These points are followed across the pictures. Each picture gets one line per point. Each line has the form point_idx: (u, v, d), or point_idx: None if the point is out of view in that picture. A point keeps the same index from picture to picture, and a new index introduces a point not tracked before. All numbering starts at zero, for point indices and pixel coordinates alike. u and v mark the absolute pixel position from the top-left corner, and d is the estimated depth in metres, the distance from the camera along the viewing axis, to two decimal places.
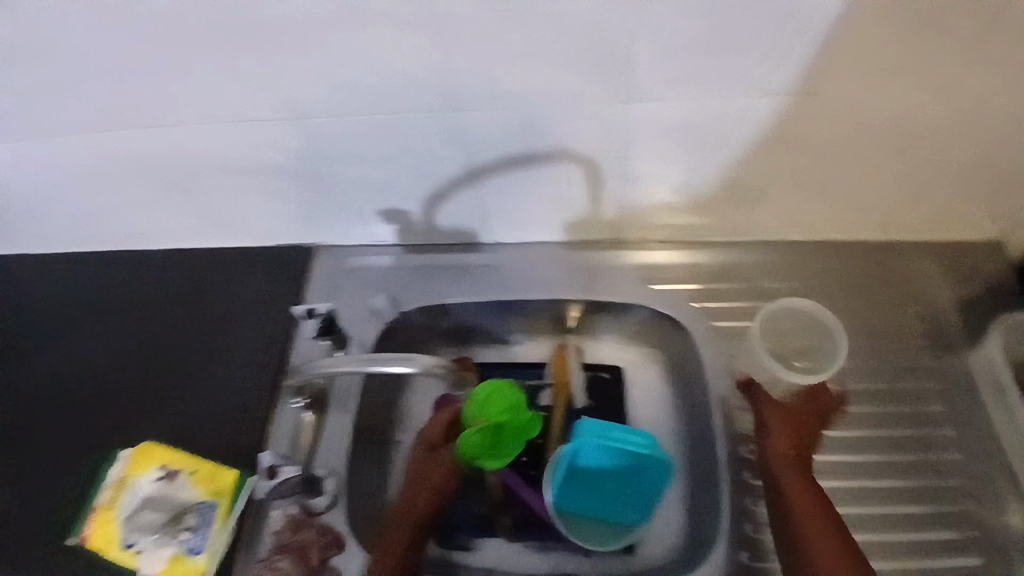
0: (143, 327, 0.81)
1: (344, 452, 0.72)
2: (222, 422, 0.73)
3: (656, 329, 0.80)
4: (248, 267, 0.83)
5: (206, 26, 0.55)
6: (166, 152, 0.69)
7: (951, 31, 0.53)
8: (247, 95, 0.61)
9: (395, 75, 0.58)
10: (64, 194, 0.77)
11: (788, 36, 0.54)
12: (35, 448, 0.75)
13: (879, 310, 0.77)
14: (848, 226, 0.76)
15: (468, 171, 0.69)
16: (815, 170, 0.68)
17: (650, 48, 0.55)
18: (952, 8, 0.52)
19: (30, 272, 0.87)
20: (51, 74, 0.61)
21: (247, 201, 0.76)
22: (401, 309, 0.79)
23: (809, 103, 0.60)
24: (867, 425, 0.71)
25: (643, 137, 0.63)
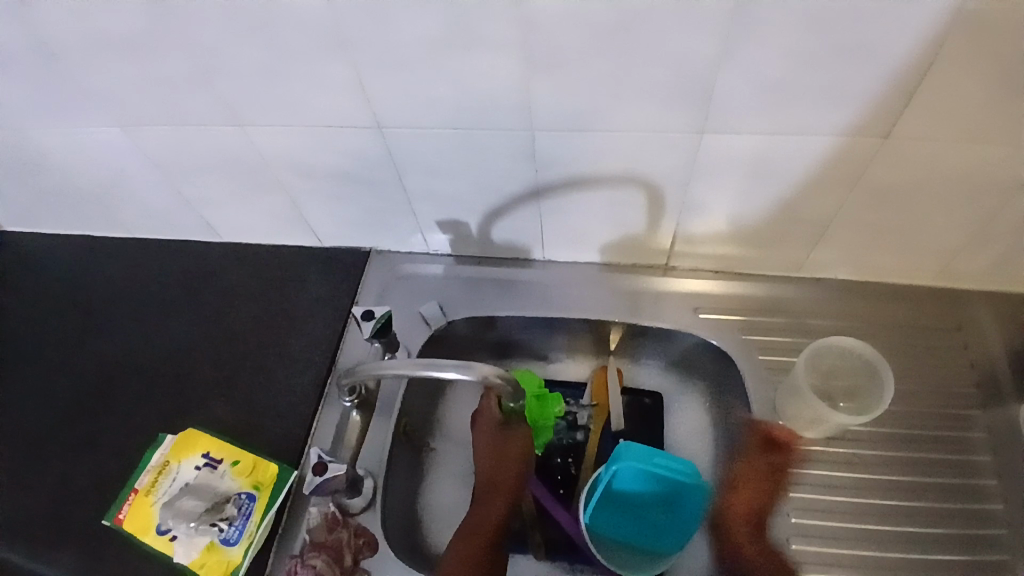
0: (205, 315, 0.85)
1: (384, 454, 0.72)
2: (268, 415, 0.75)
3: (700, 357, 0.81)
4: (306, 267, 0.87)
5: (297, 35, 0.58)
6: (249, 151, 0.73)
7: None
8: (328, 101, 0.64)
9: (473, 93, 0.61)
10: (146, 183, 0.82)
11: (865, 81, 0.54)
12: (96, 422, 0.79)
13: (929, 356, 0.76)
14: (903, 269, 0.76)
15: (532, 187, 0.72)
16: (877, 213, 0.68)
17: (728, 81, 0.56)
18: None
19: (114, 253, 0.94)
20: (150, 73, 0.65)
21: (317, 203, 0.80)
22: (449, 318, 0.81)
23: (879, 146, 0.60)
24: (914, 471, 0.70)
25: (709, 167, 0.64)
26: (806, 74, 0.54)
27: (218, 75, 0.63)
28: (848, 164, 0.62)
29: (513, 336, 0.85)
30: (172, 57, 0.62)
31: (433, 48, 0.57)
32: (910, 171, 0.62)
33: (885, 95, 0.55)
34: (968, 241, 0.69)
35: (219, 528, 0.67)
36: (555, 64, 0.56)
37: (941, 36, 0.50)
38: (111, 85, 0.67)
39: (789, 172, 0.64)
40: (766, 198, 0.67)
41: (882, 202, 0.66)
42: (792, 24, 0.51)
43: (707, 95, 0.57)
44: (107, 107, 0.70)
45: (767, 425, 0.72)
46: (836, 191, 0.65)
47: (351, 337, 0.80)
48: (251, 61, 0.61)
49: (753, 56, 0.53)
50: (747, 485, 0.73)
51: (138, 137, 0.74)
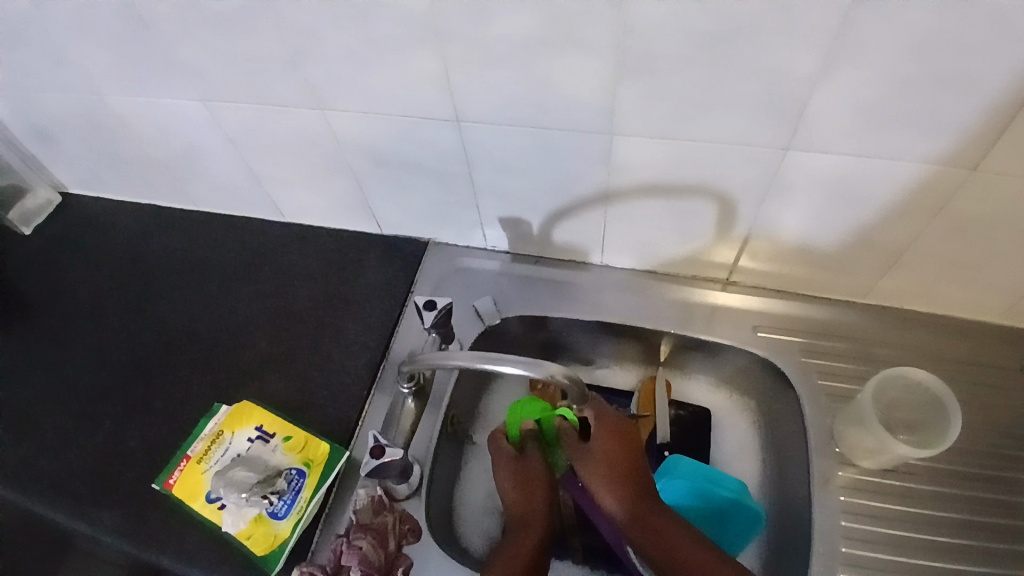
0: (263, 292, 0.87)
1: (432, 443, 0.73)
2: (322, 395, 0.76)
3: (754, 375, 0.80)
4: (365, 253, 0.89)
5: (392, 27, 0.59)
6: (325, 136, 0.75)
7: None
8: (412, 93, 0.65)
9: (558, 92, 0.61)
10: (219, 157, 0.84)
11: (964, 111, 0.53)
12: (153, 387, 0.82)
13: (994, 395, 0.74)
14: (973, 304, 0.74)
15: (601, 192, 0.72)
16: (953, 245, 0.66)
17: (825, 98, 0.55)
18: None
19: (179, 225, 0.97)
20: (243, 54, 0.67)
21: (384, 191, 0.81)
22: (503, 314, 0.82)
23: (968, 177, 0.58)
24: (973, 511, 0.68)
25: (786, 184, 0.64)
26: (904, 99, 0.53)
27: (308, 58, 0.65)
28: (933, 192, 0.61)
29: (564, 338, 0.85)
30: (266, 36, 0.64)
31: (525, 46, 0.57)
32: (1000, 203, 0.60)
33: (982, 126, 0.54)
34: None
35: (268, 501, 0.68)
36: (647, 69, 0.56)
37: None
38: (201, 60, 0.69)
39: (871, 196, 0.63)
40: (842, 219, 0.66)
41: (962, 234, 0.64)
42: (895, 47, 0.50)
43: (797, 110, 0.56)
44: (196, 83, 0.73)
45: (822, 451, 0.71)
46: (917, 218, 0.64)
47: (407, 325, 0.81)
48: (343, 46, 0.62)
49: (852, 73, 0.52)
50: (797, 510, 0.71)
51: (219, 113, 0.76)
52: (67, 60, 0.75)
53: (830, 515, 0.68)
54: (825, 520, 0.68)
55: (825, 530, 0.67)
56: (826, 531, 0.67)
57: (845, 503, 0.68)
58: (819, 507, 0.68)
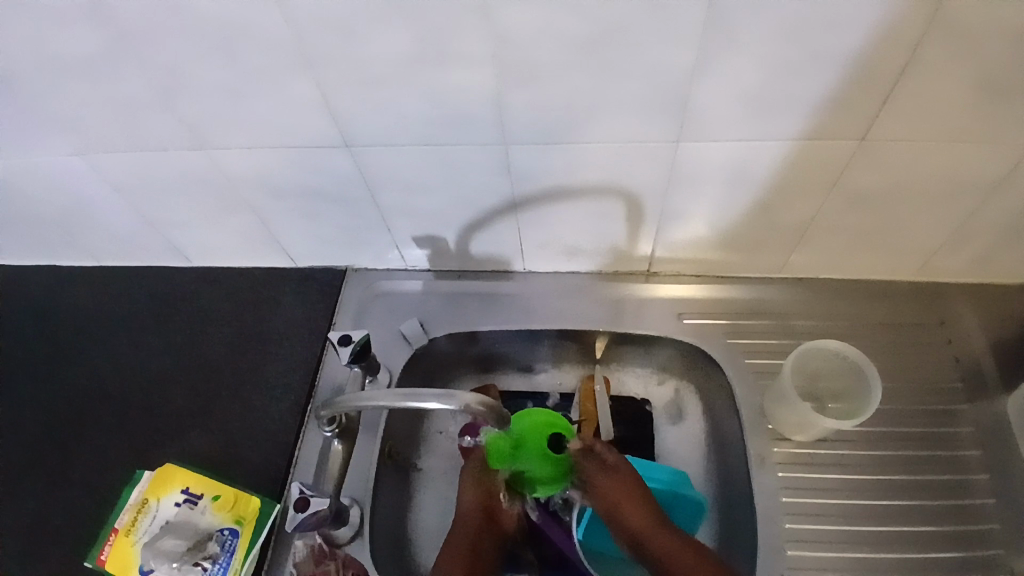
0: (178, 343, 0.83)
1: (370, 480, 0.71)
2: (249, 445, 0.73)
3: (686, 362, 0.80)
4: (282, 288, 0.85)
5: (262, 55, 0.56)
6: (215, 173, 0.71)
7: (1010, 88, 0.52)
8: (299, 123, 0.62)
9: (447, 107, 0.59)
10: (110, 208, 0.79)
11: (843, 86, 0.54)
12: (66, 460, 0.76)
13: (913, 353, 0.76)
14: (884, 267, 0.76)
15: (509, 201, 0.70)
16: (856, 214, 0.67)
17: (709, 88, 0.54)
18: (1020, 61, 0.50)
19: (80, 282, 0.91)
20: (110, 100, 0.62)
21: (290, 224, 0.78)
22: (430, 335, 0.80)
23: (858, 149, 0.59)
24: (905, 469, 0.70)
25: (688, 175, 0.63)
26: (784, 81, 0.53)
27: (183, 99, 0.61)
28: (828, 168, 0.62)
29: (496, 349, 0.83)
30: (132, 80, 0.60)
31: (407, 67, 0.55)
32: (894, 172, 0.61)
33: (863, 99, 0.54)
34: (950, 237, 0.69)
35: (202, 567, 0.65)
36: (530, 76, 0.55)
37: (925, 34, 0.49)
38: (68, 110, 0.64)
39: (770, 176, 0.63)
40: (747, 201, 0.66)
41: (863, 203, 0.65)
42: (770, 33, 0.50)
43: (685, 103, 0.56)
44: (67, 136, 0.68)
45: (756, 430, 0.72)
46: (816, 193, 0.65)
47: (331, 360, 0.78)
48: (216, 84, 0.59)
49: (734, 62, 0.52)
50: (739, 491, 0.72)
51: (100, 164, 0.71)
52: None
53: (770, 493, 0.69)
54: (766, 499, 0.68)
55: (767, 509, 0.68)
56: (768, 510, 0.68)
57: (783, 479, 0.69)
58: (759, 487, 0.69)
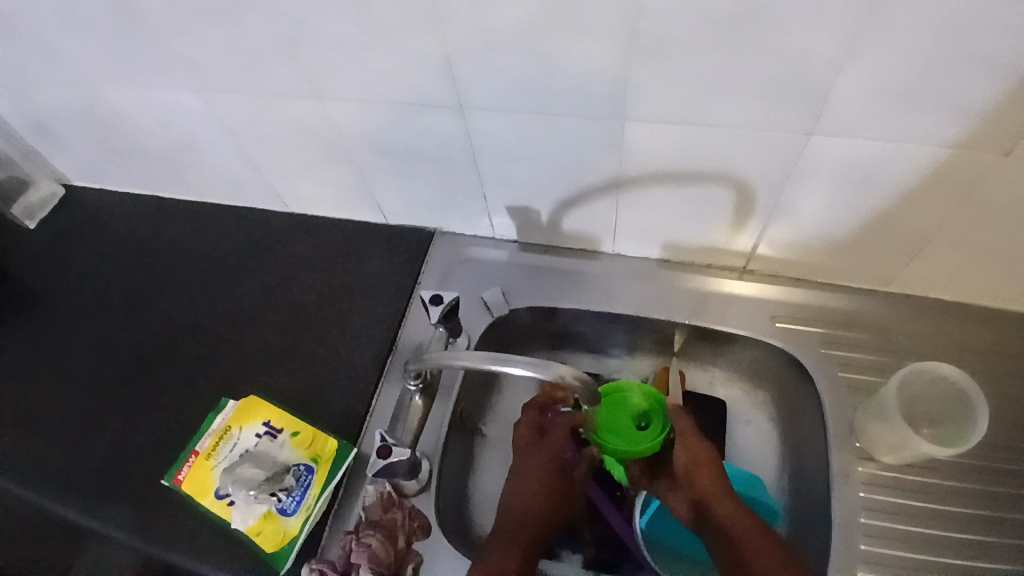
0: (268, 284, 0.86)
1: (441, 438, 0.72)
2: (329, 390, 0.76)
3: (771, 366, 0.77)
4: (370, 242, 0.87)
5: (388, 6, 0.56)
6: (322, 122, 0.72)
7: None
8: (413, 79, 0.63)
9: (566, 74, 0.58)
10: (217, 147, 0.82)
11: (999, 92, 0.50)
12: (159, 381, 0.81)
13: (1023, 386, 0.71)
14: (1003, 293, 0.71)
15: (611, 180, 0.69)
16: (983, 233, 0.63)
17: (851, 80, 0.52)
18: None
19: (180, 216, 0.96)
20: (234, 41, 0.64)
21: (387, 181, 0.79)
22: (511, 305, 0.80)
23: (1006, 161, 0.55)
24: (999, 506, 0.66)
25: (808, 169, 0.61)
26: (934, 79, 0.50)
27: (304, 46, 0.62)
28: (964, 178, 0.57)
29: (575, 329, 0.83)
30: (259, 24, 0.61)
31: (531, 30, 0.55)
32: None
33: (1021, 107, 0.50)
34: None
35: (277, 498, 0.68)
36: (658, 50, 0.53)
37: None
38: (195, 49, 0.67)
39: (897, 180, 0.59)
40: (865, 204, 0.63)
41: (993, 221, 0.61)
42: (929, 25, 0.46)
43: (821, 94, 0.53)
44: (189, 73, 0.70)
45: (842, 445, 0.69)
46: (945, 204, 0.61)
47: (414, 318, 0.79)
48: (339, 32, 0.60)
49: (881, 54, 0.49)
50: (815, 505, 0.70)
51: (215, 104, 0.74)
52: (56, 51, 0.73)
53: (850, 511, 0.66)
54: (846, 517, 0.66)
55: (845, 526, 0.65)
56: (846, 528, 0.65)
57: (865, 499, 0.67)
58: (838, 503, 0.67)
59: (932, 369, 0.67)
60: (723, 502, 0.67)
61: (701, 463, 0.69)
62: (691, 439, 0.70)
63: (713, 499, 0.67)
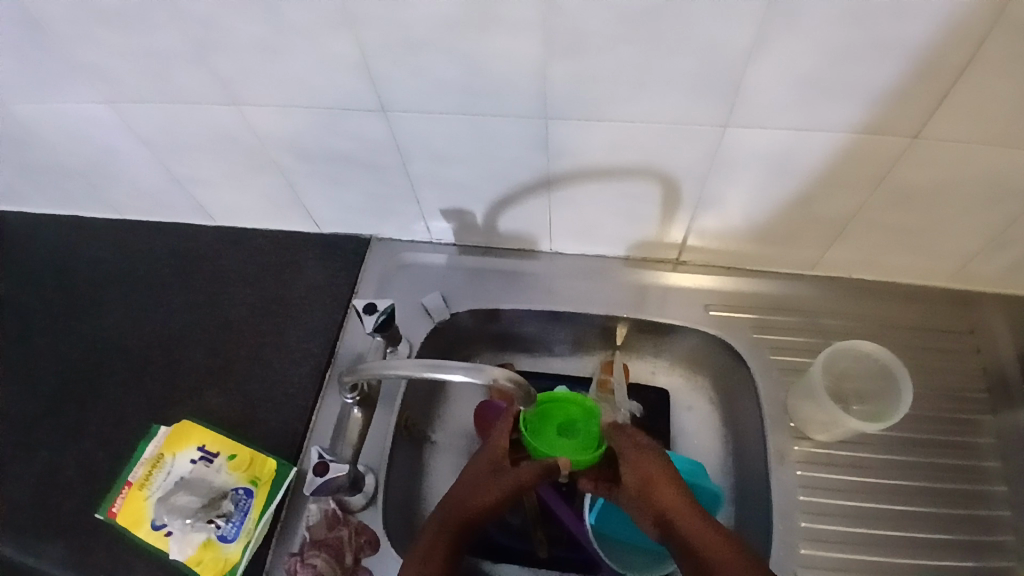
0: (199, 301, 0.83)
1: (386, 449, 0.70)
2: (266, 408, 0.73)
3: (709, 353, 0.79)
4: (304, 253, 0.84)
5: (304, 9, 0.54)
6: (244, 130, 0.70)
7: None
8: (336, 83, 0.61)
9: (488, 74, 0.58)
10: (135, 161, 0.78)
11: (899, 80, 0.52)
12: (82, 410, 0.77)
13: (941, 359, 0.74)
14: (916, 271, 0.74)
15: (542, 178, 0.69)
16: (893, 216, 0.66)
17: (761, 71, 0.53)
18: None
19: (101, 234, 0.91)
20: (144, 51, 0.61)
21: (318, 190, 0.77)
22: (452, 310, 0.79)
23: (909, 146, 0.58)
24: (924, 475, 0.69)
25: (728, 160, 0.62)
26: (838, 70, 0.52)
27: (219, 51, 0.60)
28: (874, 162, 0.60)
29: (517, 329, 0.83)
30: (167, 31, 0.59)
31: (452, 31, 0.54)
32: (941, 173, 0.60)
33: (918, 94, 0.53)
34: (990, 243, 0.68)
35: (215, 525, 0.66)
36: (577, 47, 0.54)
37: (990, 31, 0.47)
38: (102, 58, 0.63)
39: (812, 167, 0.62)
40: (785, 192, 0.65)
41: (904, 202, 0.64)
42: (829, 16, 0.48)
43: (734, 86, 0.55)
44: (98, 84, 0.67)
45: (777, 426, 0.71)
46: (859, 189, 0.63)
47: (352, 327, 0.78)
48: (253, 37, 0.58)
49: (787, 46, 0.51)
50: (756, 487, 0.72)
51: (129, 115, 0.70)
52: None
53: (788, 490, 0.68)
54: (784, 496, 0.68)
55: (783, 505, 0.68)
56: (785, 507, 0.67)
57: (801, 477, 0.69)
58: (776, 483, 0.69)
59: (866, 346, 0.69)
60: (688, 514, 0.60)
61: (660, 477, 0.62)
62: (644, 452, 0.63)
63: (676, 517, 0.60)
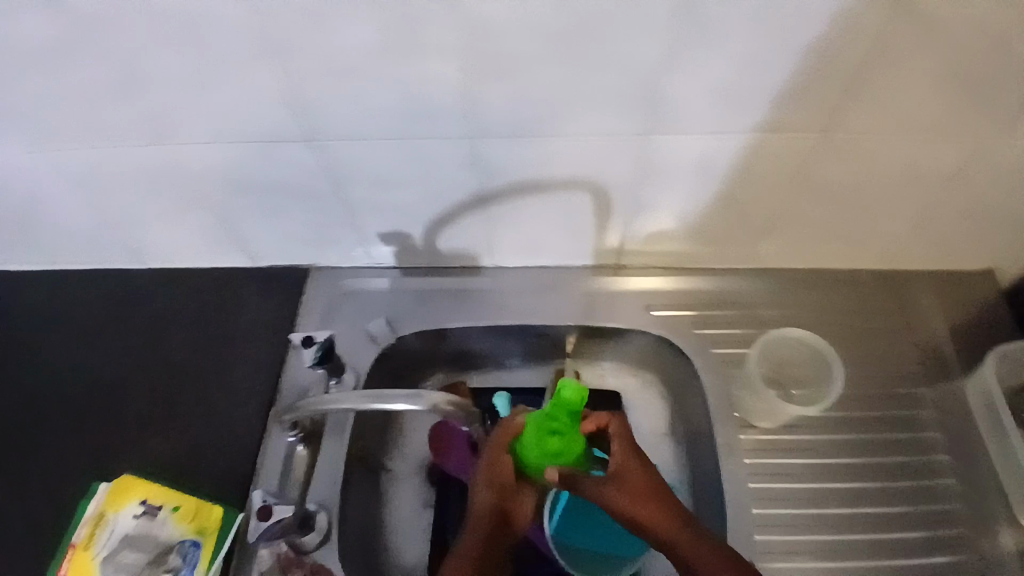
0: (134, 346, 0.80)
1: (337, 485, 0.69)
2: (210, 451, 0.71)
3: (657, 354, 0.80)
4: (241, 287, 0.82)
5: (231, 41, 0.54)
6: (173, 168, 0.68)
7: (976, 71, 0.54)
8: (264, 114, 0.60)
9: (415, 98, 0.58)
10: (59, 207, 0.75)
11: (808, 76, 0.54)
12: (12, 471, 0.73)
13: (877, 339, 0.77)
14: (846, 257, 0.77)
15: (477, 196, 0.69)
16: (818, 206, 0.68)
17: (677, 79, 0.55)
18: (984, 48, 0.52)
19: (25, 285, 0.87)
20: (66, 89, 0.60)
21: (253, 224, 0.76)
22: (398, 334, 0.78)
23: (824, 139, 0.60)
24: (869, 453, 0.71)
25: (658, 172, 0.64)
26: (748, 75, 0.54)
27: (145, 87, 0.59)
28: (793, 157, 0.62)
29: (467, 347, 0.82)
30: (90, 68, 0.57)
31: (373, 56, 0.54)
32: (856, 164, 0.62)
33: (828, 89, 0.55)
34: (911, 226, 0.71)
35: None
36: (496, 69, 0.55)
37: (888, 26, 0.50)
38: (19, 100, 0.61)
39: (738, 167, 0.63)
40: (714, 193, 0.67)
41: (828, 193, 0.66)
42: (737, 21, 0.50)
43: (649, 97, 0.56)
44: (15, 127, 0.64)
45: (725, 419, 0.73)
46: (781, 184, 0.65)
47: (295, 362, 0.76)
48: (179, 71, 0.57)
49: (700, 55, 0.52)
50: (710, 481, 0.73)
51: (48, 159, 0.68)
52: None
53: (741, 481, 0.69)
54: (735, 486, 0.69)
55: (736, 496, 0.69)
56: (737, 497, 0.68)
57: (751, 465, 0.70)
58: (727, 474, 0.70)
59: (794, 332, 0.74)
60: (676, 528, 0.57)
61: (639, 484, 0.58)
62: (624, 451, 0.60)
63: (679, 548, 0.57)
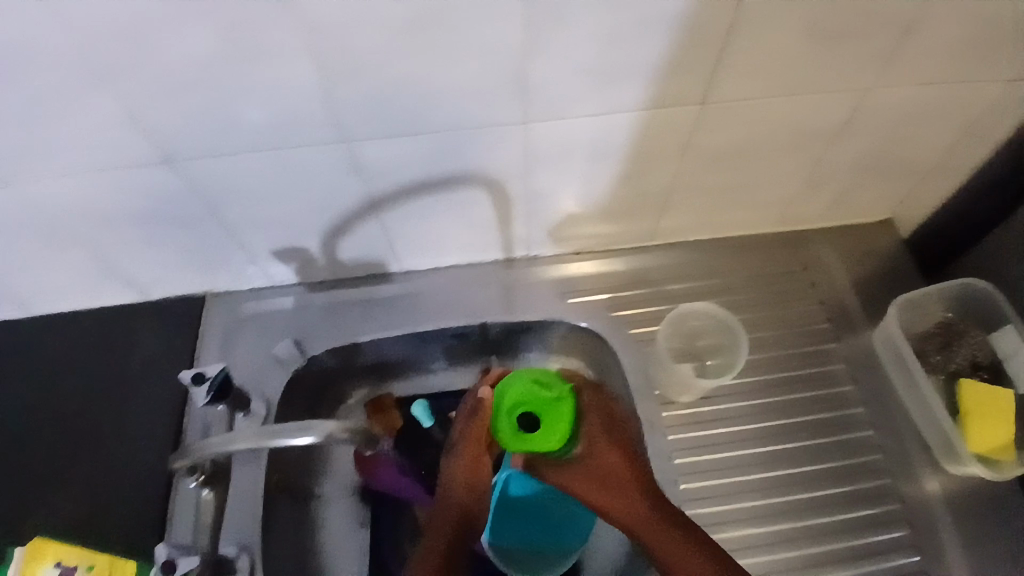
0: (12, 403, 0.73)
1: (255, 521, 0.66)
2: (113, 505, 0.66)
3: (576, 341, 0.79)
4: (133, 324, 0.77)
5: (48, 67, 0.48)
6: (23, 208, 0.61)
7: (841, 31, 0.53)
8: (111, 140, 0.55)
9: (276, 108, 0.54)
10: None
11: (677, 49, 0.53)
12: None
13: (785, 300, 0.78)
14: (748, 222, 0.78)
15: (368, 201, 0.66)
16: (712, 176, 0.68)
17: (546, 63, 0.53)
18: (847, 8, 0.51)
19: None
20: None
21: (131, 256, 0.70)
22: (307, 354, 0.75)
23: (705, 112, 0.59)
24: (787, 413, 0.73)
25: (547, 158, 0.62)
26: (618, 52, 0.52)
27: None
28: (678, 132, 0.61)
29: (384, 357, 0.79)
30: None
31: (216, 66, 0.50)
32: (741, 131, 0.62)
33: (700, 60, 0.54)
34: (804, 186, 0.72)
35: None
36: (353, 70, 0.51)
37: None
38: None
39: (626, 146, 0.62)
40: (608, 174, 0.66)
41: (719, 162, 0.66)
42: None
43: (519, 84, 0.54)
44: None
45: (644, 398, 0.73)
46: (671, 158, 0.64)
47: None
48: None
49: (565, 36, 0.50)
50: None
51: None
52: None
53: (666, 458, 0.70)
54: (661, 463, 0.69)
55: (663, 473, 0.69)
56: (663, 473, 0.69)
57: (676, 441, 0.71)
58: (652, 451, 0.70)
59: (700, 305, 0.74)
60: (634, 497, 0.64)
61: (620, 474, 0.66)
62: (607, 444, 0.68)
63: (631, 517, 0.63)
